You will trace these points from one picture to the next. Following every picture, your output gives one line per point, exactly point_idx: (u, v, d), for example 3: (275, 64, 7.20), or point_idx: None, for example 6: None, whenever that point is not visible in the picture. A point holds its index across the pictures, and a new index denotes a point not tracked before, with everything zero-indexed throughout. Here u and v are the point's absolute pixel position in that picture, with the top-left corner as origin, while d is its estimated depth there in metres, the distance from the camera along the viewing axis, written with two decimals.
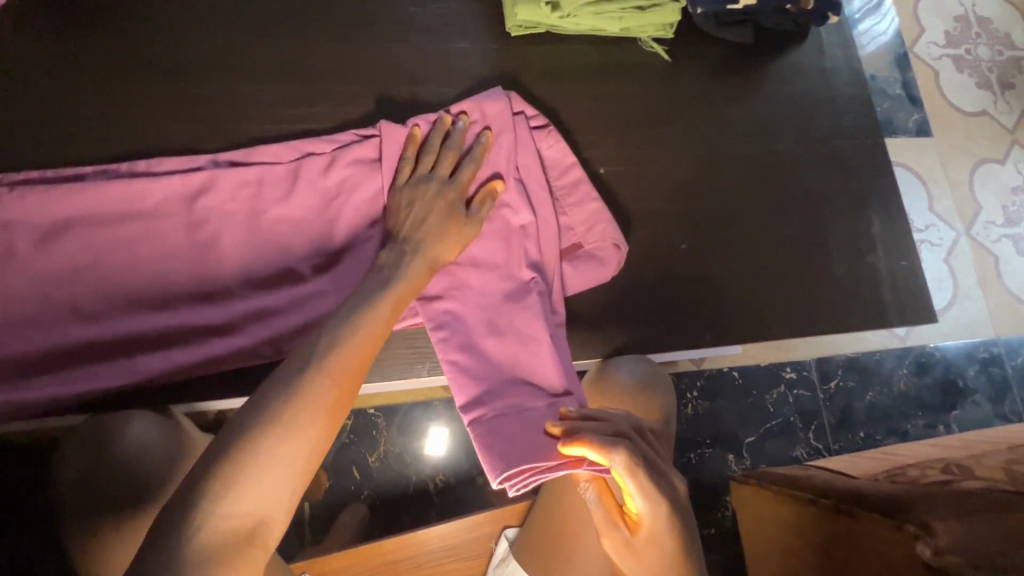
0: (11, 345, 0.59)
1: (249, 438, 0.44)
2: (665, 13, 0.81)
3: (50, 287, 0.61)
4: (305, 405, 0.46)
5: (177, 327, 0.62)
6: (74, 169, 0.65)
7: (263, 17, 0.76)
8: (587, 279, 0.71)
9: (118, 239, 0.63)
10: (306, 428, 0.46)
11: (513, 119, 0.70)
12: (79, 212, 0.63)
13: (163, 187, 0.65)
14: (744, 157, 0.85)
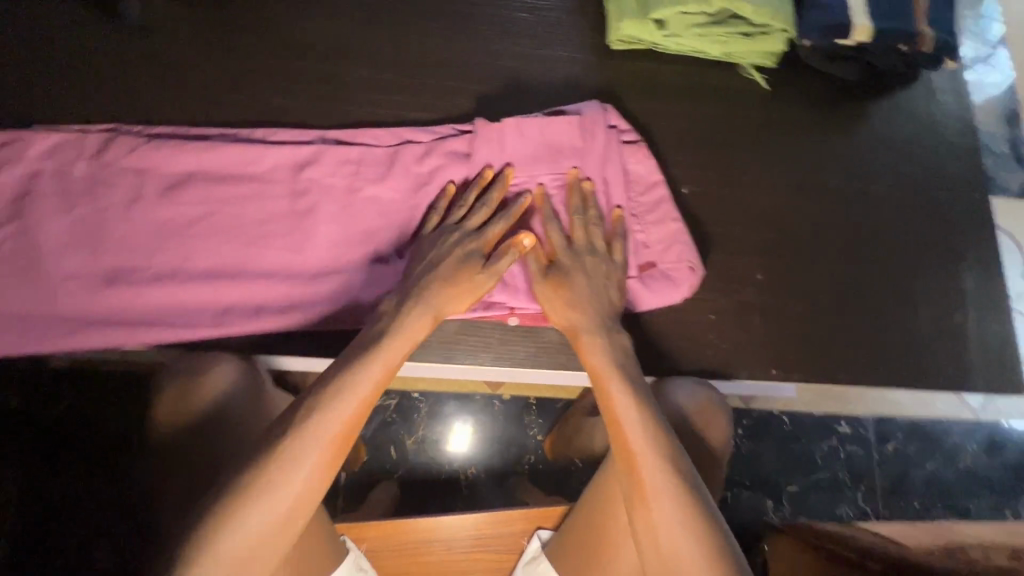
0: (130, 278, 0.65)
1: (207, 530, 0.48)
2: (771, 43, 0.80)
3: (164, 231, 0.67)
4: (268, 501, 0.49)
5: (268, 284, 0.67)
6: (200, 130, 0.72)
7: (382, 8, 0.81)
8: (659, 299, 0.71)
9: (228, 198, 0.69)
10: (259, 525, 0.48)
11: (606, 132, 0.73)
12: (203, 169, 0.69)
13: (274, 153, 0.70)
14: (834, 197, 0.82)
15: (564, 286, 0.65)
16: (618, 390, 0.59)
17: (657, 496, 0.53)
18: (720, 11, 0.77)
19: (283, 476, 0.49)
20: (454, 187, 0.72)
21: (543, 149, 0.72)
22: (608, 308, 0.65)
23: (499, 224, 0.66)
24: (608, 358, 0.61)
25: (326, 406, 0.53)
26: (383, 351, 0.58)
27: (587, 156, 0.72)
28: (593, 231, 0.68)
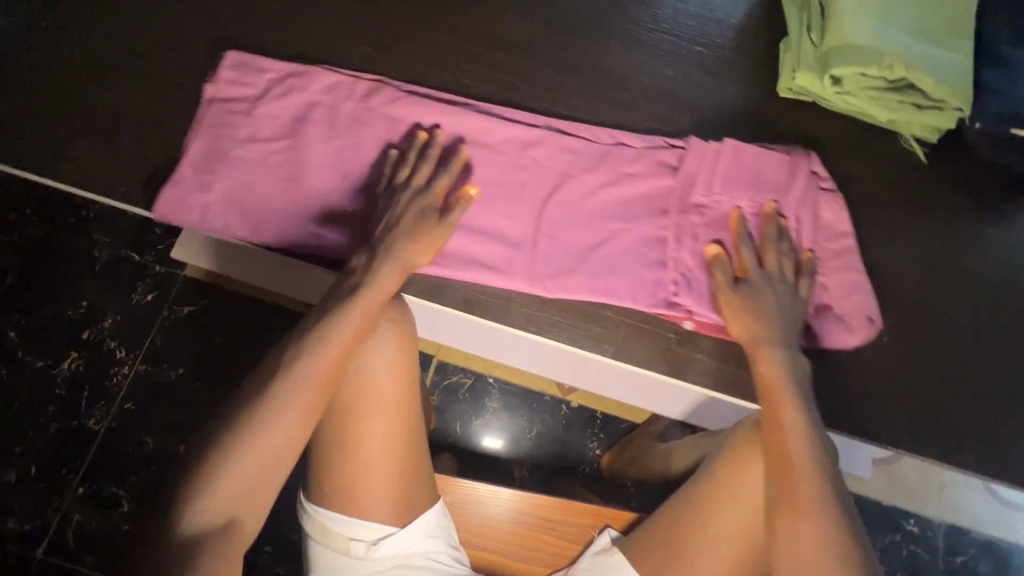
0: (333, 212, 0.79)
1: (224, 445, 0.55)
2: (941, 118, 0.81)
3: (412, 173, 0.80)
4: (274, 413, 0.57)
5: (460, 235, 0.78)
6: (454, 95, 0.85)
7: (575, 22, 0.90)
8: (831, 339, 0.76)
9: (468, 157, 0.81)
10: (270, 433, 0.56)
11: (807, 176, 0.79)
12: (404, 131, 0.81)
13: (512, 129, 0.82)
14: (974, 279, 0.82)
15: (751, 300, 0.70)
16: (788, 407, 0.63)
17: (808, 509, 0.57)
18: (899, 80, 0.79)
19: (297, 390, 0.58)
20: (655, 191, 0.80)
21: (749, 177, 0.79)
22: (790, 331, 0.70)
23: (427, 169, 0.75)
24: (782, 374, 0.66)
25: (314, 340, 0.61)
26: (364, 295, 0.66)
27: (787, 195, 0.78)
28: (783, 260, 0.74)
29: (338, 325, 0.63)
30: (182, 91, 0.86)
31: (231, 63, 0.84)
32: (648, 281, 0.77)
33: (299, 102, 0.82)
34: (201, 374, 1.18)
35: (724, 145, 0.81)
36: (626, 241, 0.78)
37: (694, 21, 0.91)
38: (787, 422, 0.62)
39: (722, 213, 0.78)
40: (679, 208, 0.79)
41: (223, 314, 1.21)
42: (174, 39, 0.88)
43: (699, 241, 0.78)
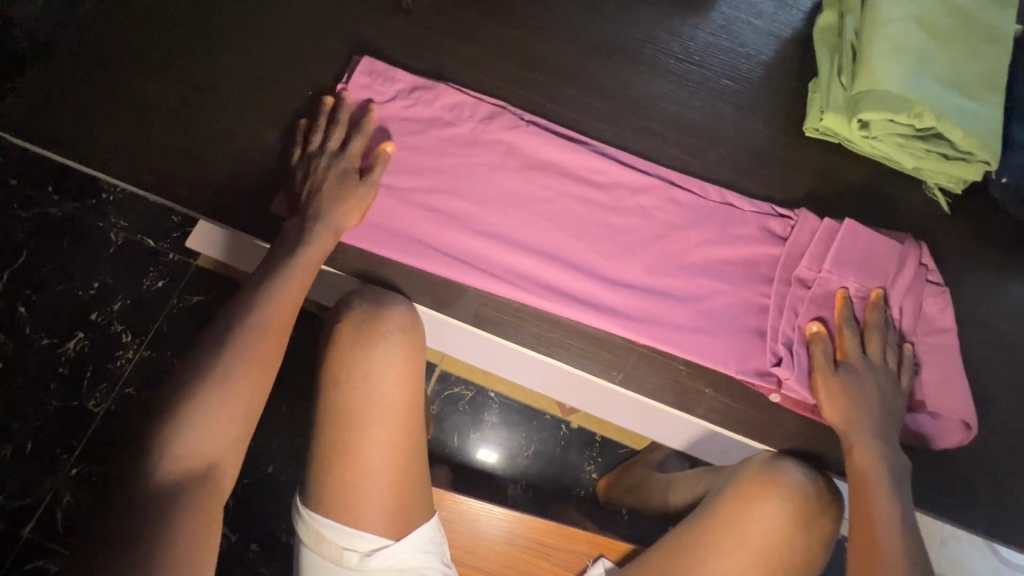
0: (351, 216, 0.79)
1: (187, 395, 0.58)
2: (967, 170, 0.81)
3: (506, 202, 0.80)
4: (232, 364, 0.60)
5: (501, 253, 0.78)
6: (585, 137, 0.86)
7: (606, 46, 0.91)
8: (925, 439, 0.74)
9: (572, 193, 0.81)
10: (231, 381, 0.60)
11: (917, 269, 0.78)
12: (429, 141, 0.82)
13: (623, 172, 0.82)
14: (991, 334, 0.81)
15: (851, 385, 0.70)
16: (880, 494, 0.65)
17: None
18: (927, 129, 0.79)
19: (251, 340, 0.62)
20: (763, 258, 0.80)
21: (862, 261, 0.77)
22: (886, 420, 0.70)
23: (358, 140, 0.78)
24: (877, 458, 0.67)
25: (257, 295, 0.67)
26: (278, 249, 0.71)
27: (892, 283, 0.77)
28: (892, 351, 0.73)
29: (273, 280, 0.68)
30: (221, 91, 0.89)
31: (365, 69, 0.84)
32: (726, 338, 0.76)
33: (366, 102, 0.83)
34: None
35: (842, 224, 0.78)
36: (679, 280, 0.78)
37: (726, 54, 0.92)
38: (882, 508, 0.64)
39: (833, 293, 0.76)
40: (805, 284, 0.77)
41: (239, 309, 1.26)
42: (218, 40, 0.91)
43: (800, 314, 0.76)
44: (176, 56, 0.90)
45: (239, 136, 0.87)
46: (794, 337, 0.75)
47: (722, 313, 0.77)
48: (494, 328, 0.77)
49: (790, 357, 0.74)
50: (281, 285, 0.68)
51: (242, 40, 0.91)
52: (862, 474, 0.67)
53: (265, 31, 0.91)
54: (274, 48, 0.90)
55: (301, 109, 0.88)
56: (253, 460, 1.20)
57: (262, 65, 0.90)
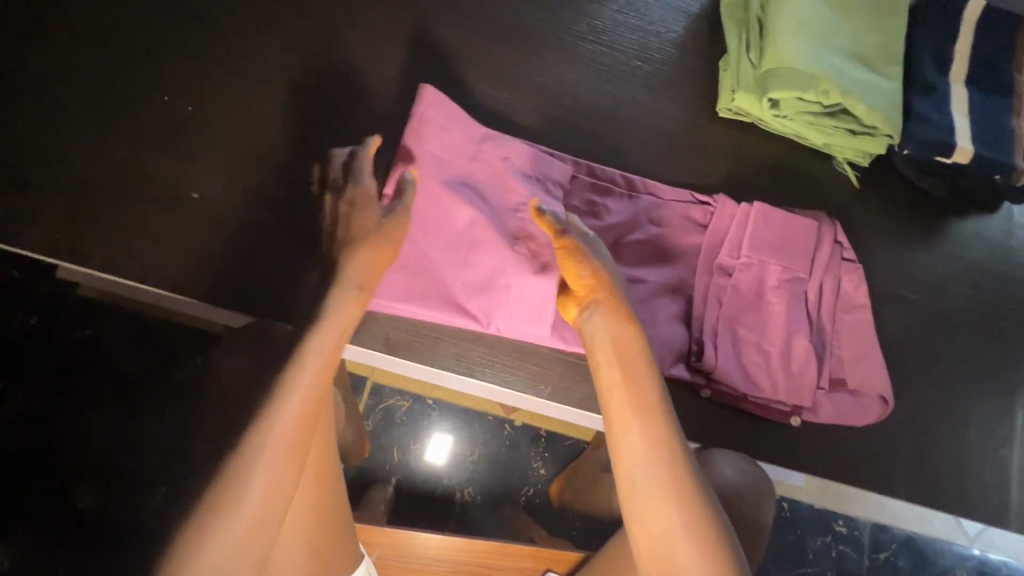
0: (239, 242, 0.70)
1: (195, 526, 0.52)
2: (873, 144, 0.81)
3: (428, 220, 0.70)
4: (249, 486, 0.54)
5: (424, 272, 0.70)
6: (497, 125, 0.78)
7: (509, 29, 0.84)
8: (847, 416, 0.75)
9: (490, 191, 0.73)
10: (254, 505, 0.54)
11: (832, 246, 0.78)
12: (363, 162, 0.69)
13: (499, 144, 0.73)
14: (903, 304, 0.84)
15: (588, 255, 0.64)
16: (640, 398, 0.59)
17: (673, 500, 0.55)
18: (834, 105, 0.78)
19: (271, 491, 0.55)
20: (685, 249, 0.78)
21: (779, 244, 0.76)
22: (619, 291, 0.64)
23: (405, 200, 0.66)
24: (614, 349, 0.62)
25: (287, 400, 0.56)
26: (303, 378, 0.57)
27: (810, 263, 0.76)
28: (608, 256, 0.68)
29: (294, 417, 0.56)
30: (37, 91, 0.70)
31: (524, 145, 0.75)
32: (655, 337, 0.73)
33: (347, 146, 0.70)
34: (96, 399, 1.13)
35: (752, 207, 0.77)
36: None
37: (634, 33, 0.87)
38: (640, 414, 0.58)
39: (753, 278, 0.76)
40: (724, 270, 0.76)
41: (118, 337, 1.15)
42: (26, 26, 0.72)
43: (723, 303, 0.75)
44: None
45: (63, 148, 0.69)
46: (717, 328, 0.74)
47: (650, 310, 0.74)
48: (411, 351, 0.71)
49: (717, 349, 0.73)
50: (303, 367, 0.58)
51: (58, 26, 0.72)
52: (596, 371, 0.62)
53: (88, 13, 0.73)
54: (103, 34, 0.73)
55: (147, 110, 0.72)
56: (173, 504, 1.11)
57: (88, 57, 0.72)
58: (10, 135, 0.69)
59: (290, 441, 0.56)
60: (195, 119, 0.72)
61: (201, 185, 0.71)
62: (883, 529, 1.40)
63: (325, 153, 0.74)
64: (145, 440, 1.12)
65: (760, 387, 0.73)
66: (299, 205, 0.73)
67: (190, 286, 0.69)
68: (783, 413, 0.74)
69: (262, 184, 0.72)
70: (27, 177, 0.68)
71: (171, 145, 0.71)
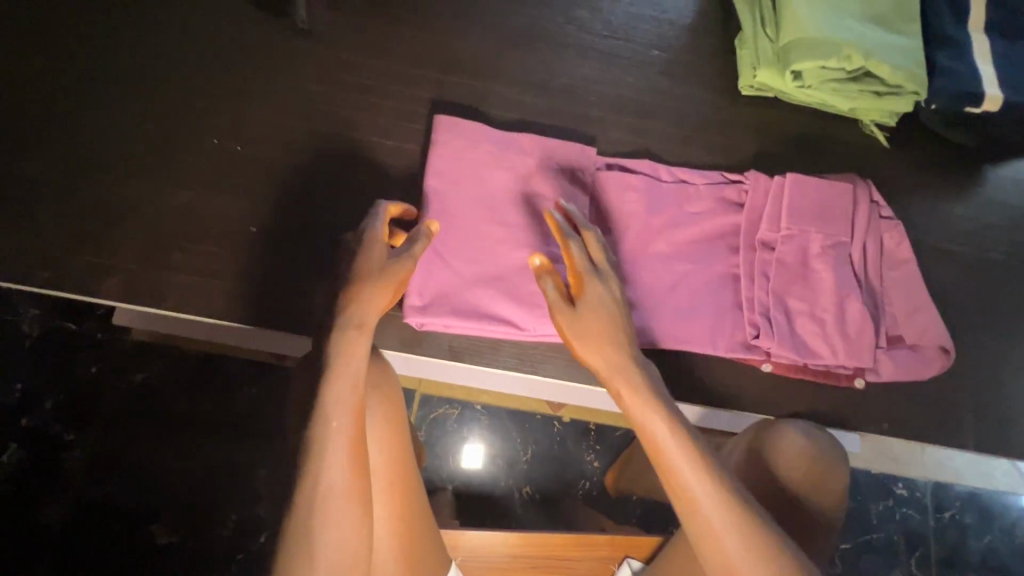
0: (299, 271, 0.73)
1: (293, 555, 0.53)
2: (899, 103, 0.82)
3: (480, 232, 0.74)
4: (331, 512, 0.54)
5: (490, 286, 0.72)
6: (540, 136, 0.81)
7: (524, 34, 0.86)
8: (909, 371, 0.75)
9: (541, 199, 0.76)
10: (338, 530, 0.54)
11: (869, 206, 0.78)
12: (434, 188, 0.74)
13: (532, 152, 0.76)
14: (949, 258, 0.84)
15: (592, 300, 0.64)
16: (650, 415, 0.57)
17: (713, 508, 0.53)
18: (858, 69, 0.79)
19: (345, 505, 0.55)
20: (724, 228, 0.78)
21: (817, 211, 0.77)
22: (622, 317, 0.63)
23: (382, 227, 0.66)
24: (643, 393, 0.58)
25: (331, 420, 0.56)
26: (332, 427, 0.55)
27: (853, 226, 0.77)
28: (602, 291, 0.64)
29: (340, 431, 0.56)
30: (97, 150, 0.74)
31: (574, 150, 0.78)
32: (711, 318, 0.74)
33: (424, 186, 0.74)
34: (158, 438, 1.17)
35: (786, 179, 0.77)
36: (651, 268, 0.75)
37: (647, 24, 0.89)
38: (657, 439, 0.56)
39: (796, 249, 0.76)
40: (767, 246, 0.77)
41: (172, 376, 1.19)
42: (76, 89, 0.76)
43: (770, 278, 0.75)
44: (24, 119, 0.74)
45: (127, 202, 0.73)
46: (769, 305, 0.74)
47: (700, 294, 0.75)
48: (474, 355, 0.73)
49: (773, 327, 0.73)
50: (337, 392, 0.56)
51: (106, 85, 0.76)
52: (631, 413, 0.58)
53: (131, 70, 0.77)
54: (149, 87, 0.77)
55: (200, 155, 0.75)
56: (246, 531, 1.14)
57: (136, 111, 0.76)
58: (76, 192, 0.73)
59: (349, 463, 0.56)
60: (243, 158, 0.76)
61: (256, 219, 0.74)
62: (945, 488, 1.39)
63: (368, 175, 0.77)
64: (211, 472, 1.16)
65: (821, 355, 0.73)
66: (349, 227, 0.75)
67: (258, 316, 0.71)
68: (845, 376, 0.74)
69: (313, 212, 0.75)
70: (96, 232, 0.72)
71: (228, 185, 0.75)
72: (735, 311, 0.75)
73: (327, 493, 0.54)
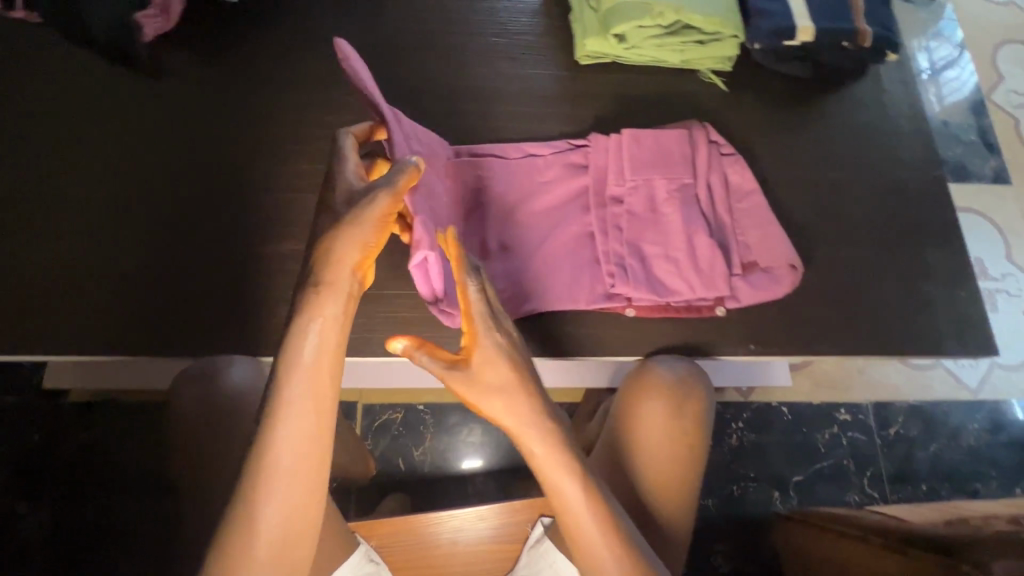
0: (176, 298, 0.77)
1: (236, 525, 0.50)
2: (724, 47, 0.88)
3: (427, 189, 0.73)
4: (281, 484, 0.50)
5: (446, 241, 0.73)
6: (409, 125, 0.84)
7: (369, 44, 0.92)
8: (763, 293, 0.80)
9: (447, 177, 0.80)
10: (291, 500, 0.51)
11: (707, 146, 0.83)
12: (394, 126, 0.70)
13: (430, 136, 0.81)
14: (800, 181, 0.89)
15: (490, 373, 0.56)
16: (550, 458, 0.57)
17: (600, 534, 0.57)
18: (674, 24, 0.84)
19: (296, 478, 0.51)
20: (576, 191, 0.83)
21: (658, 159, 0.81)
22: (529, 380, 0.57)
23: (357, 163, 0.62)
24: (553, 452, 0.57)
25: (290, 384, 0.51)
26: (292, 392, 0.51)
27: (694, 167, 0.82)
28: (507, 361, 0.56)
29: (297, 398, 0.51)
30: None
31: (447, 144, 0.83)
32: (572, 277, 0.78)
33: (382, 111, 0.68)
34: (43, 504, 1.03)
35: (624, 135, 0.82)
36: (511, 239, 0.79)
37: (487, 15, 0.94)
38: (557, 479, 0.57)
39: (643, 198, 0.81)
40: (617, 200, 0.81)
41: (54, 434, 1.06)
42: None
43: (622, 229, 0.80)
44: None
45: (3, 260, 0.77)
46: (624, 254, 0.79)
47: (560, 256, 0.79)
48: (357, 348, 0.77)
49: (630, 273, 0.78)
50: (303, 357, 0.52)
51: None
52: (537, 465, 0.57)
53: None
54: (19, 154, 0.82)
55: (73, 207, 0.80)
56: None
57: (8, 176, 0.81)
58: None
59: (303, 431, 0.51)
60: (111, 202, 0.80)
61: (126, 257, 0.78)
62: (887, 405, 1.35)
63: (233, 199, 0.82)
64: (106, 534, 1.02)
65: (679, 292, 0.78)
66: (218, 250, 0.80)
67: (140, 346, 0.75)
68: (706, 307, 0.79)
69: (184, 240, 0.79)
70: None
71: (101, 230, 0.79)
72: (596, 266, 0.79)
73: (278, 462, 0.50)
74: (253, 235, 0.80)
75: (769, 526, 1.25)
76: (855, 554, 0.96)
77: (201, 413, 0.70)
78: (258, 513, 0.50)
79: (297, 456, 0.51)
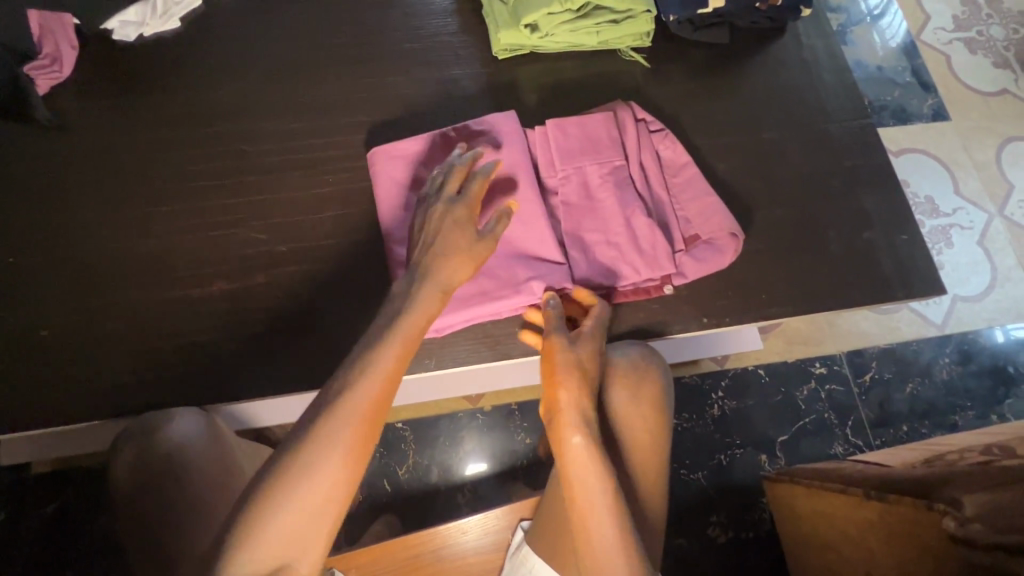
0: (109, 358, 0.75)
1: (282, 473, 0.50)
2: (638, 24, 0.87)
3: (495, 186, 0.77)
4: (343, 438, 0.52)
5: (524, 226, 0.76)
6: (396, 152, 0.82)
7: (279, 67, 0.89)
8: (708, 265, 0.79)
9: None
10: (348, 454, 0.52)
11: (634, 125, 0.82)
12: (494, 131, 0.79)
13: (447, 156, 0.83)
14: (732, 147, 0.88)
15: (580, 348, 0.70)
16: (572, 430, 0.66)
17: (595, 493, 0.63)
18: (585, 6, 0.84)
19: (360, 430, 0.53)
20: None
21: (587, 145, 0.80)
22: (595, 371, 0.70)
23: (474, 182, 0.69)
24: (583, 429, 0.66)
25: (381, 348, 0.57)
26: (380, 355, 0.57)
27: (623, 148, 0.81)
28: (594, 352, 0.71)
29: (385, 360, 0.57)
30: None
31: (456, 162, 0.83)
32: None
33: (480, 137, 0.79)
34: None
35: (549, 125, 0.81)
36: None
37: (397, 21, 0.92)
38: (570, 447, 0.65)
39: (578, 186, 0.79)
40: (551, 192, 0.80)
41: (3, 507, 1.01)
42: None
43: (560, 221, 0.79)
44: None
45: None
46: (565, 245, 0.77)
47: None
48: (306, 381, 0.76)
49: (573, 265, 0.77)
50: (396, 333, 0.59)
51: None
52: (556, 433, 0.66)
53: None
54: None
55: None
56: None
57: None
58: None
59: (380, 390, 0.55)
60: (28, 267, 0.78)
61: (52, 321, 0.76)
62: (859, 354, 1.34)
63: (157, 247, 0.80)
64: None
65: (625, 276, 0.77)
66: (148, 301, 0.77)
67: (79, 411, 0.73)
68: (654, 287, 0.79)
69: (112, 297, 0.77)
70: None
71: (20, 298, 0.76)
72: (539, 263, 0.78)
73: (353, 406, 0.53)
74: (184, 280, 0.78)
75: (759, 489, 1.24)
76: (834, 508, 0.95)
77: (144, 477, 0.67)
78: (311, 462, 0.51)
79: (366, 408, 0.54)
